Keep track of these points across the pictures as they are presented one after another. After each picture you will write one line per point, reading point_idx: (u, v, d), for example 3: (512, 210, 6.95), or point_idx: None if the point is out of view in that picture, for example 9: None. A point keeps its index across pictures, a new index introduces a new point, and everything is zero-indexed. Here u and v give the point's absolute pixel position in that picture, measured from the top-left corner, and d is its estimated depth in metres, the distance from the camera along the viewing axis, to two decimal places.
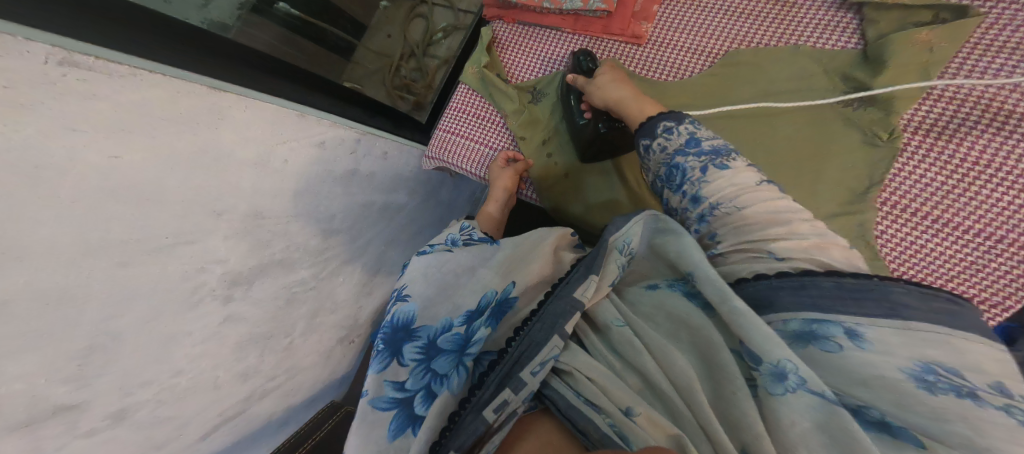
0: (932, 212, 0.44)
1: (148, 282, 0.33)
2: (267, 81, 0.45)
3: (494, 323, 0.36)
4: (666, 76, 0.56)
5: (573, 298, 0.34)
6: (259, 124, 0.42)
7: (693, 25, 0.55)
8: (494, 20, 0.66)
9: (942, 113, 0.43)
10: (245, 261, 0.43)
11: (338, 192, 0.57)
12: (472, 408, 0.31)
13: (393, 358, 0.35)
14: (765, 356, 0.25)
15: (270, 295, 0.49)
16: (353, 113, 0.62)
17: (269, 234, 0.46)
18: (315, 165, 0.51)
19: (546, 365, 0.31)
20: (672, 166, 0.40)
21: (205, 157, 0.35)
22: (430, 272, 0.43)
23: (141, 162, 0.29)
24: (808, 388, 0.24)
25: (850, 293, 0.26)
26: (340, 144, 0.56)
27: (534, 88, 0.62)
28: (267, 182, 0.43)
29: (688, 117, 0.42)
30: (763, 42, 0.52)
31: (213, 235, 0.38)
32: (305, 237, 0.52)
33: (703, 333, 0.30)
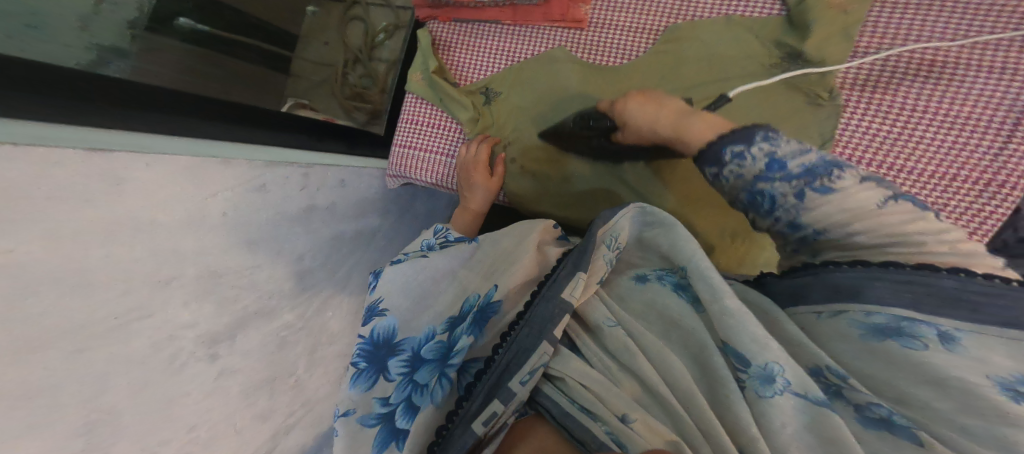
0: (886, 161, 0.47)
1: (120, 359, 0.34)
2: (182, 130, 0.44)
3: (477, 330, 0.39)
4: (612, 60, 0.56)
5: (560, 300, 0.37)
6: (175, 180, 0.37)
7: (630, 3, 0.55)
8: (429, 20, 0.64)
9: (868, 65, 0.46)
10: (219, 319, 0.43)
11: (301, 231, 0.56)
12: (460, 420, 0.35)
13: (380, 374, 0.38)
14: (756, 359, 0.30)
15: (260, 343, 0.50)
16: (290, 139, 0.61)
17: (237, 288, 0.45)
18: (264, 211, 0.48)
19: (536, 373, 0.35)
20: (752, 192, 0.37)
21: (125, 229, 0.32)
22: (402, 284, 0.44)
23: (68, 250, 0.28)
24: (795, 391, 0.29)
25: (953, 298, 0.28)
26: (286, 184, 0.53)
27: (484, 87, 0.61)
28: (219, 241, 0.42)
29: (759, 131, 0.37)
30: (698, 14, 0.52)
31: (173, 302, 0.38)
32: (277, 283, 0.52)
33: (696, 333, 0.35)
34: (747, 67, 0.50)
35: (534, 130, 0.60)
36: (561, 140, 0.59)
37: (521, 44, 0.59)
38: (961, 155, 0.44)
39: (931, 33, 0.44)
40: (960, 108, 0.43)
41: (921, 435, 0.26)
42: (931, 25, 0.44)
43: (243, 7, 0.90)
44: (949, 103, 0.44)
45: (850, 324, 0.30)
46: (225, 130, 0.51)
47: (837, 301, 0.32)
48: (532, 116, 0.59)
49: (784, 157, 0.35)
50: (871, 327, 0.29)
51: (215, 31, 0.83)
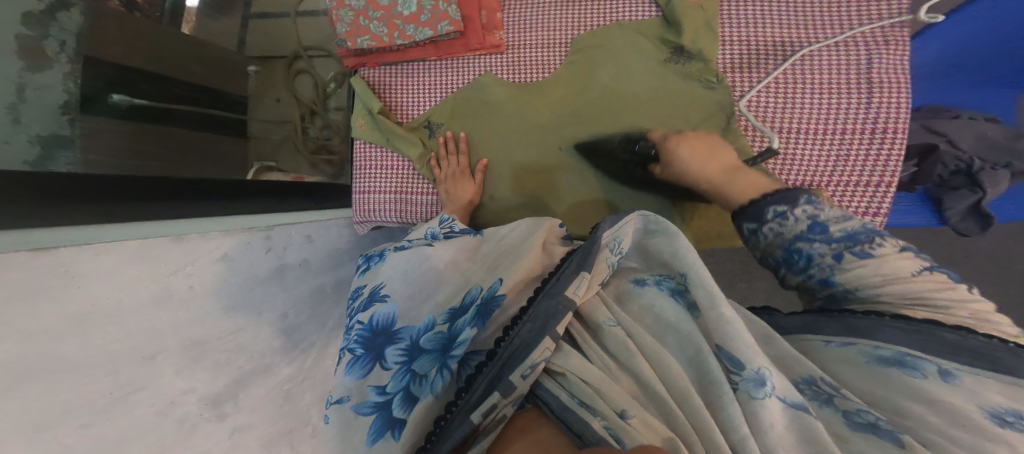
0: (796, 125, 0.57)
1: (127, 430, 0.36)
2: (134, 217, 0.47)
3: (480, 322, 0.43)
4: (536, 76, 0.61)
5: (565, 296, 0.41)
6: (129, 264, 0.40)
7: (536, 23, 0.60)
8: (359, 67, 0.67)
9: (745, 48, 0.59)
10: (216, 381, 0.45)
11: (277, 291, 0.58)
12: (459, 412, 0.39)
13: (376, 362, 0.41)
14: (750, 364, 0.34)
15: (266, 400, 0.49)
16: (243, 207, 0.65)
17: (225, 352, 0.47)
18: (232, 278, 0.50)
19: (535, 368, 0.39)
20: (791, 251, 0.42)
21: (91, 315, 0.35)
22: (406, 271, 0.48)
23: (36, 341, 0.31)
24: (779, 395, 0.33)
25: (965, 346, 0.32)
26: (249, 247, 0.56)
27: (426, 121, 0.65)
28: (194, 311, 0.44)
29: (802, 194, 0.42)
30: (594, 24, 0.58)
31: (163, 372, 0.40)
32: (265, 342, 0.53)
33: (691, 335, 0.38)
34: (647, 65, 0.57)
35: (490, 154, 0.64)
36: (509, 156, 0.63)
37: (449, 74, 0.64)
38: (844, 113, 0.56)
39: (781, 22, 0.59)
40: (828, 77, 0.57)
41: (904, 439, 0.29)
42: (777, 17, 0.59)
43: (177, 74, 0.90)
44: (820, 74, 0.57)
45: (857, 351, 0.35)
46: (178, 212, 0.53)
47: (850, 336, 0.37)
48: (475, 138, 0.64)
49: (826, 221, 0.40)
50: (876, 356, 0.34)
51: (151, 102, 0.83)
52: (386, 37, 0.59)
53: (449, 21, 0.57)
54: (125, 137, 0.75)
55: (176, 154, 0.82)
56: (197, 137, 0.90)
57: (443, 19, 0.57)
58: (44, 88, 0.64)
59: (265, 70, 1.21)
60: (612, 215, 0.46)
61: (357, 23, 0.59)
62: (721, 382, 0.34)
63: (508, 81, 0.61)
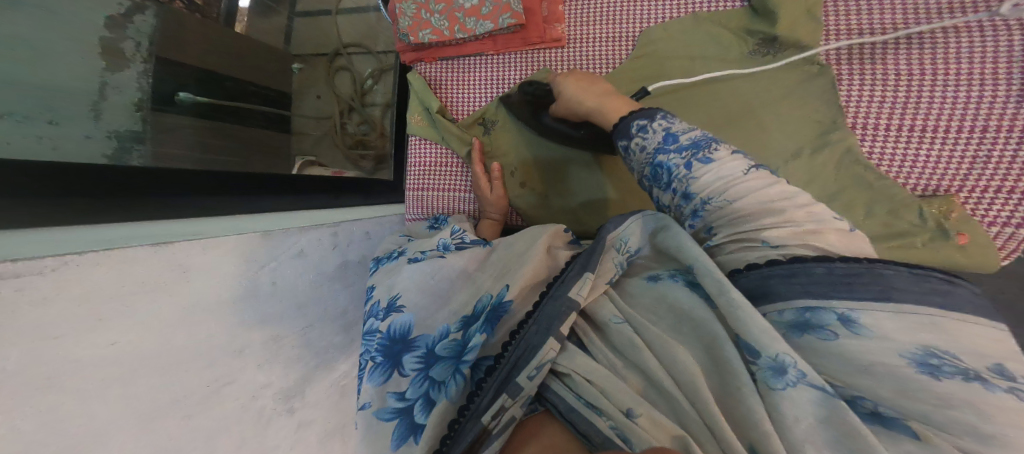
0: (910, 123, 0.55)
1: (218, 420, 0.37)
2: (216, 211, 0.48)
3: (490, 327, 0.42)
4: (599, 69, 0.59)
5: (569, 297, 0.39)
6: (226, 259, 0.41)
7: (603, 16, 0.58)
8: (415, 63, 0.66)
9: (850, 37, 0.57)
10: (290, 375, 0.46)
11: (339, 287, 0.58)
12: (470, 416, 0.37)
13: (394, 370, 0.42)
14: (766, 350, 0.29)
15: (326, 395, 0.50)
16: (308, 203, 0.65)
17: (296, 348, 0.47)
18: (305, 276, 0.51)
19: (542, 368, 0.36)
20: (655, 166, 0.41)
21: (197, 309, 0.37)
22: (421, 284, 0.49)
23: (145, 336, 0.32)
24: (809, 382, 0.27)
25: (842, 278, 0.29)
26: (320, 246, 0.56)
27: (480, 119, 0.64)
28: (271, 308, 0.45)
29: (661, 113, 0.43)
30: (667, 16, 0.57)
31: (248, 366, 0.40)
32: (328, 338, 0.53)
33: (707, 324, 0.34)
34: (731, 56, 0.56)
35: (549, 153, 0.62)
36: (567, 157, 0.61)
37: (508, 69, 0.62)
38: (979, 108, 0.52)
39: (898, 7, 0.55)
40: (959, 68, 0.52)
41: (917, 428, 0.24)
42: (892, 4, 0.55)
43: (237, 73, 0.93)
44: (950, 65, 0.52)
45: (775, 325, 0.31)
46: (249, 206, 0.54)
47: (760, 305, 0.32)
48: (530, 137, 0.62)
49: (677, 132, 0.41)
50: (788, 326, 0.30)
51: (213, 100, 0.87)
52: (446, 30, 0.59)
53: (511, 13, 0.56)
54: (196, 136, 0.77)
55: (243, 150, 0.84)
56: (255, 133, 0.93)
57: (504, 12, 0.56)
58: (121, 87, 0.69)
59: (309, 67, 1.23)
60: (613, 215, 0.45)
61: (419, 16, 0.59)
62: (738, 373, 0.30)
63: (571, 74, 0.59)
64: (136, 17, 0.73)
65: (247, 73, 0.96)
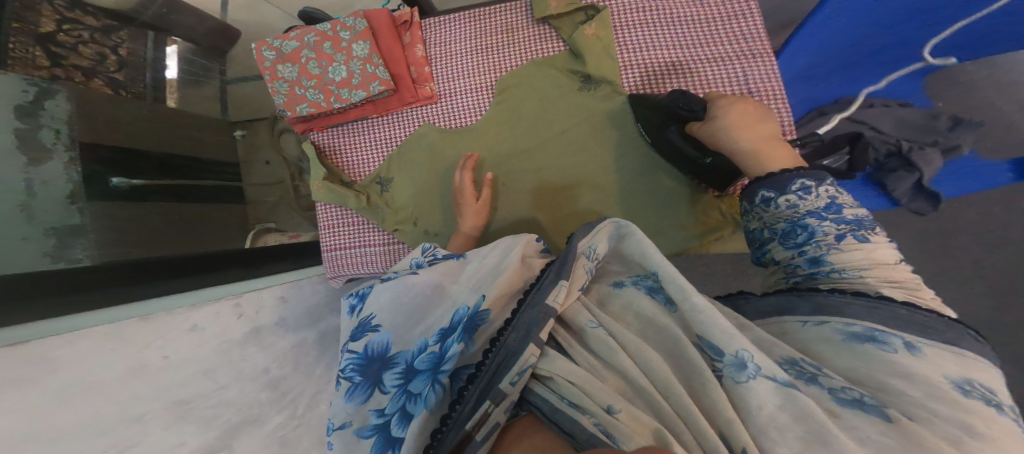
0: None
1: None
2: (111, 302, 0.55)
3: (465, 336, 0.45)
4: (471, 117, 0.67)
5: (546, 305, 0.44)
6: (104, 343, 0.46)
7: (462, 71, 0.66)
8: (308, 131, 0.71)
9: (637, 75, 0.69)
10: (207, 434, 0.47)
11: (256, 350, 0.60)
12: (454, 424, 0.41)
13: (375, 388, 0.46)
14: (728, 348, 0.38)
15: (261, 447, 0.51)
16: (213, 282, 0.71)
17: (208, 409, 0.49)
18: (207, 344, 0.55)
19: (523, 373, 0.41)
20: (799, 225, 0.48)
21: (75, 388, 0.40)
22: (393, 302, 0.54)
23: (21, 417, 0.36)
24: (765, 374, 0.36)
25: (925, 320, 0.37)
26: (220, 316, 0.61)
27: (377, 177, 0.69)
28: (166, 378, 0.47)
29: (827, 176, 0.48)
30: (514, 64, 0.65)
31: (152, 431, 0.43)
32: (250, 395, 0.55)
33: (670, 331, 0.43)
34: (556, 92, 0.65)
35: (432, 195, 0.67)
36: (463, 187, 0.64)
37: (390, 129, 0.69)
38: None
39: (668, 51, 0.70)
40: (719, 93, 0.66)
41: (889, 413, 0.33)
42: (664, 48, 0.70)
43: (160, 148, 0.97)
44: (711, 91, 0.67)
45: (833, 331, 0.40)
46: (150, 293, 0.60)
47: (824, 317, 0.41)
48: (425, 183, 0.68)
49: (839, 203, 0.47)
50: (849, 333, 0.39)
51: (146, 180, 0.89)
52: (324, 102, 0.64)
53: (380, 81, 0.62)
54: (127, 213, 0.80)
55: (172, 230, 0.90)
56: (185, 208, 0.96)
57: (373, 80, 0.62)
58: (50, 180, 0.70)
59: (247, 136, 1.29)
60: (583, 225, 0.51)
61: (293, 93, 0.64)
62: (702, 371, 0.39)
63: (445, 125, 0.67)
64: (47, 101, 0.75)
65: (169, 147, 1.00)
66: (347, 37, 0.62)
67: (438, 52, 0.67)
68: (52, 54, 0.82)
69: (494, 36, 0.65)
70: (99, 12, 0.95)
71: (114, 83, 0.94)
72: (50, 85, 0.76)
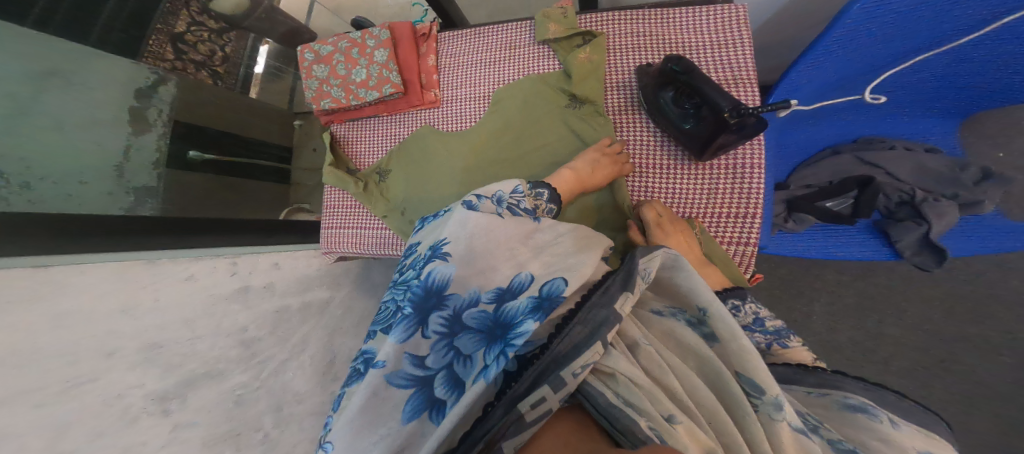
0: (669, 163, 0.62)
1: (76, 414, 0.44)
2: (131, 244, 0.64)
3: (543, 315, 0.35)
4: (465, 123, 0.71)
5: (613, 309, 0.37)
6: (108, 278, 0.54)
7: (465, 80, 0.70)
8: (331, 123, 0.79)
9: (617, 92, 0.65)
10: (165, 381, 0.53)
11: (237, 307, 0.66)
12: (503, 402, 0.33)
13: (416, 329, 0.37)
14: (768, 390, 0.34)
15: (214, 401, 0.58)
16: (226, 241, 0.79)
17: (178, 356, 0.56)
18: (195, 295, 0.62)
19: (586, 367, 0.33)
20: (741, 336, 0.51)
21: (65, 317, 0.46)
22: (472, 236, 0.43)
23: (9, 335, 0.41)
24: (794, 425, 0.34)
25: (905, 408, 0.36)
26: (213, 272, 0.67)
27: (377, 170, 0.75)
28: (147, 321, 0.54)
29: (749, 294, 0.53)
30: (509, 78, 0.68)
31: (118, 368, 0.49)
32: (220, 350, 0.61)
33: (710, 362, 0.38)
34: (551, 111, 0.65)
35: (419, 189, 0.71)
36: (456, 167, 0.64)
37: (396, 128, 0.75)
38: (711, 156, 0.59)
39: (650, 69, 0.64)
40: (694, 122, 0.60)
41: None
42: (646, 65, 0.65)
43: (234, 127, 1.12)
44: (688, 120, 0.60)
45: (835, 403, 0.39)
46: (167, 242, 0.69)
47: (824, 389, 0.41)
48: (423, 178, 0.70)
49: (763, 317, 0.51)
50: (846, 404, 0.38)
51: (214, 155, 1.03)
52: (343, 99, 0.71)
53: (392, 84, 0.68)
54: (181, 180, 0.95)
55: (217, 199, 1.02)
56: (237, 183, 1.10)
57: (387, 83, 0.68)
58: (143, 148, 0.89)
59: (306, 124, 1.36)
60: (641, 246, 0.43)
61: (321, 89, 0.72)
62: (740, 402, 0.35)
63: (438, 129, 0.72)
64: (161, 88, 0.95)
65: (241, 128, 1.14)
66: (371, 44, 0.68)
67: (449, 61, 0.72)
68: (178, 51, 1.04)
69: (497, 52, 0.69)
70: (219, 17, 1.13)
71: (212, 72, 1.11)
72: (165, 75, 0.97)
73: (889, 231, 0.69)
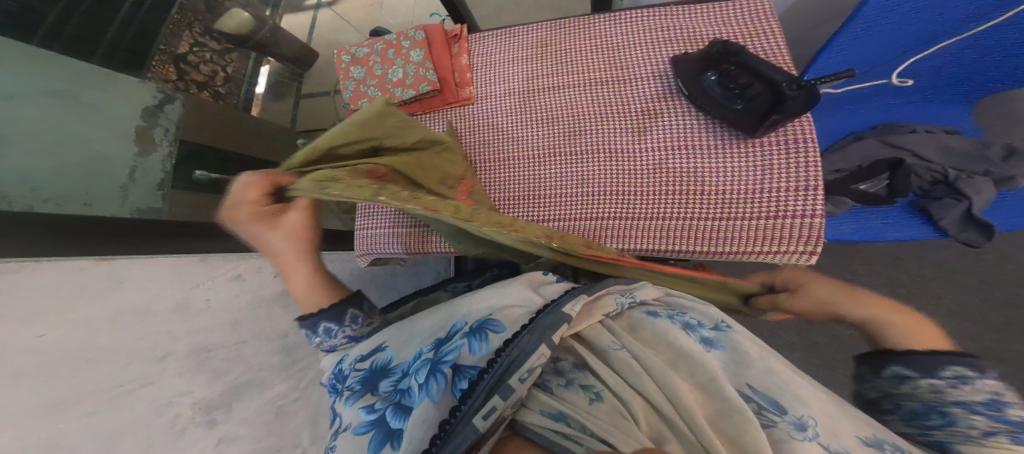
0: (715, 142, 0.64)
1: (127, 421, 0.43)
2: (176, 241, 0.61)
3: (472, 337, 0.40)
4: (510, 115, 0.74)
5: (561, 313, 0.40)
6: (164, 276, 0.52)
7: (511, 77, 0.75)
8: None
9: (659, 78, 0.68)
10: (213, 388, 0.52)
11: (279, 311, 0.68)
12: (460, 418, 0.34)
13: (370, 390, 0.41)
14: (794, 411, 0.36)
15: (256, 412, 0.57)
16: None
17: (225, 361, 0.56)
18: (242, 296, 0.63)
19: (533, 372, 0.36)
20: (932, 409, 0.37)
21: (124, 315, 0.46)
22: (404, 326, 0.48)
23: (66, 334, 0.40)
24: (821, 441, 0.33)
25: None
26: (257, 272, 0.68)
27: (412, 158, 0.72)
28: (198, 321, 0.54)
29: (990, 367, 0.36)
30: (552, 72, 0.73)
31: (167, 373, 0.48)
32: (264, 357, 0.62)
33: (704, 366, 0.39)
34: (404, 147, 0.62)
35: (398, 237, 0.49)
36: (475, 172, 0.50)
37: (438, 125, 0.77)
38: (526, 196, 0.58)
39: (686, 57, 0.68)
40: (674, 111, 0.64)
41: None
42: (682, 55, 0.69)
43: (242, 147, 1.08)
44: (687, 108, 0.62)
45: None
46: (210, 240, 0.66)
47: None
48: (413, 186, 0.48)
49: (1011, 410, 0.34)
50: None
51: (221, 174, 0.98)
52: (380, 97, 0.74)
53: (427, 82, 0.72)
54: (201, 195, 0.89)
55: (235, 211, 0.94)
56: None
57: (421, 82, 0.72)
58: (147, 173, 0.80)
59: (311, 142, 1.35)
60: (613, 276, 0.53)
61: (357, 90, 0.74)
62: (737, 406, 0.35)
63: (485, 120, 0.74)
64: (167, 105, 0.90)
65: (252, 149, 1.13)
66: (406, 45, 0.73)
67: (493, 61, 0.77)
68: (179, 72, 1.02)
69: (539, 51, 0.75)
70: (221, 38, 1.18)
71: (215, 93, 1.13)
72: (170, 93, 0.92)
73: (931, 209, 0.73)
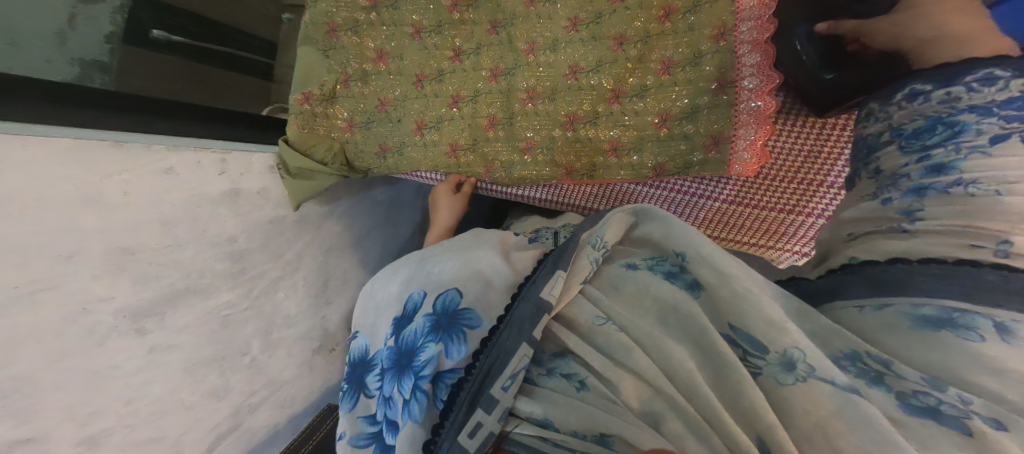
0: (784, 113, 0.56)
1: (27, 325, 0.36)
2: (135, 124, 0.52)
3: (439, 333, 0.32)
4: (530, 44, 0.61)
5: (539, 298, 0.31)
6: (71, 154, 0.41)
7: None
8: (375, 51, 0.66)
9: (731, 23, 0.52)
10: (141, 294, 0.46)
11: (226, 213, 0.57)
12: (445, 435, 0.28)
13: (361, 395, 0.37)
14: (773, 344, 0.26)
15: (197, 322, 0.53)
16: (243, 135, 0.68)
17: (155, 266, 0.48)
18: (175, 192, 0.50)
19: (516, 378, 0.29)
20: (941, 120, 0.31)
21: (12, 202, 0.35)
22: (371, 308, 0.43)
23: None
24: (819, 375, 0.24)
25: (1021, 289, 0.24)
26: (199, 168, 0.55)
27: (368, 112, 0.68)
28: (113, 218, 0.43)
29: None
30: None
31: (76, 275, 0.40)
32: (207, 263, 0.54)
33: (693, 317, 0.29)
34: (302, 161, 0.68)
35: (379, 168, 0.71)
36: (529, 46, 0.61)
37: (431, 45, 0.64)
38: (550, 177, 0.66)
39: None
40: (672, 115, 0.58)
41: (973, 424, 0.21)
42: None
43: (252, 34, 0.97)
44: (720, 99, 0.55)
45: (897, 316, 0.27)
46: (168, 124, 0.56)
47: (885, 296, 0.29)
48: (468, 155, 0.67)
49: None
50: (918, 318, 0.26)
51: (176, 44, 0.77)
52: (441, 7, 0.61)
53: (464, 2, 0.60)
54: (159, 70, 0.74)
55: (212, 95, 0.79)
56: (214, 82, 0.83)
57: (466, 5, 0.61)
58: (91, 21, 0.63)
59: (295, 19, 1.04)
60: (588, 216, 0.39)
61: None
62: (733, 364, 0.26)
63: (494, 52, 0.63)
64: None
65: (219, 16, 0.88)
66: None
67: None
68: None
69: None
70: None
71: None
72: None
73: None
